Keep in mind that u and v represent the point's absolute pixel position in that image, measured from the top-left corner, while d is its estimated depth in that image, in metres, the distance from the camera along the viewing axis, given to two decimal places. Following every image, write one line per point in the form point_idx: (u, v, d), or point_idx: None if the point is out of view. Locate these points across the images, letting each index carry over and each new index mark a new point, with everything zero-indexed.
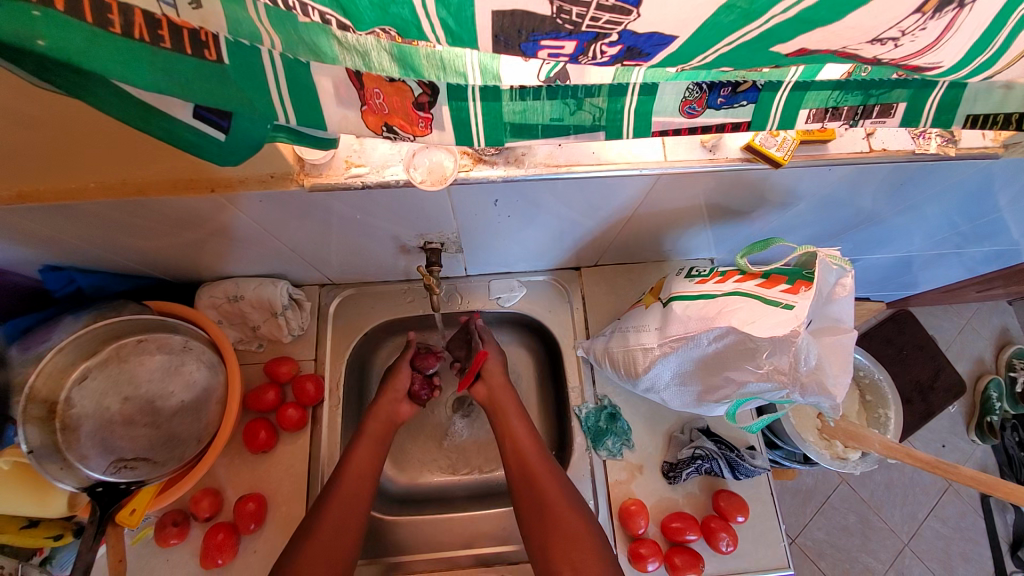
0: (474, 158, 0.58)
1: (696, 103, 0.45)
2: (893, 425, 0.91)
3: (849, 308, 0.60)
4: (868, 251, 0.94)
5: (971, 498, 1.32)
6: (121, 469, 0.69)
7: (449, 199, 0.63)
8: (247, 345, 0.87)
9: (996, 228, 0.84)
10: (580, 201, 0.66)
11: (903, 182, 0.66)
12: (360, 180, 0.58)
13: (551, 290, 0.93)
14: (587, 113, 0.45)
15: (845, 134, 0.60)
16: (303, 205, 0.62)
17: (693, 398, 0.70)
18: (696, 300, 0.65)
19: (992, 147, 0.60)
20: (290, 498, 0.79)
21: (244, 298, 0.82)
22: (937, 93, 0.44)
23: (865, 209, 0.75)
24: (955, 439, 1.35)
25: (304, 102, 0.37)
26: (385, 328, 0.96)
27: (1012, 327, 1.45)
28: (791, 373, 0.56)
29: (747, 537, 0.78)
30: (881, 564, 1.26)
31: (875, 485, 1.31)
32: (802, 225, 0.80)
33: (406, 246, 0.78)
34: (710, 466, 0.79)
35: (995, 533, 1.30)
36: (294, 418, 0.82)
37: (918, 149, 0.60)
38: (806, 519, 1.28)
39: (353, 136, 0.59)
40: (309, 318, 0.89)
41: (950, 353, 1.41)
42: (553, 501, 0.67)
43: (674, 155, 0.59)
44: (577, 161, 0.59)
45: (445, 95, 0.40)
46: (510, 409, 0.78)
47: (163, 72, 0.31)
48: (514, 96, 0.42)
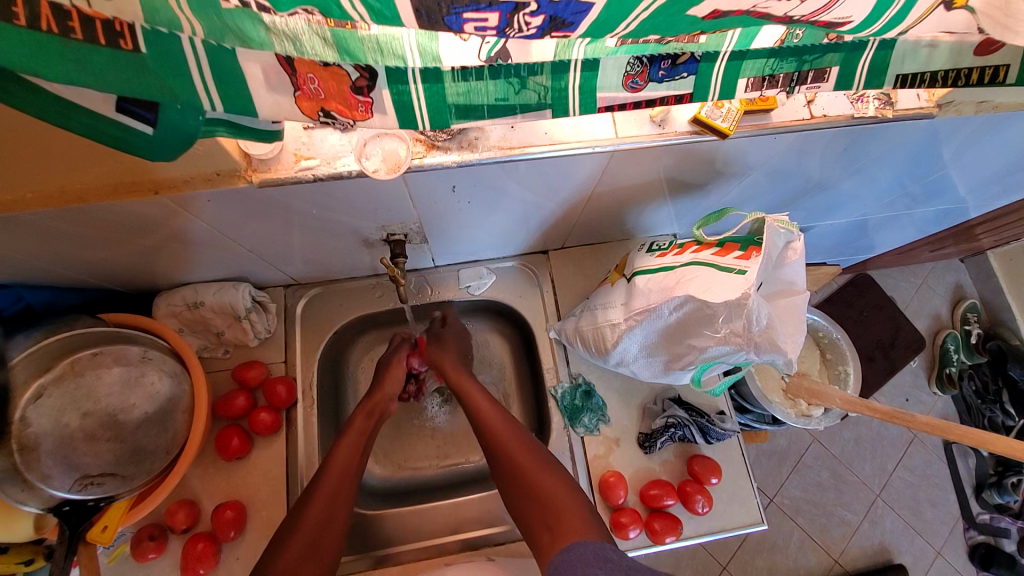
0: (427, 144, 0.57)
1: (638, 77, 0.46)
2: (853, 380, 0.96)
3: (801, 270, 0.62)
4: (824, 217, 0.98)
5: (934, 446, 1.41)
6: (88, 486, 0.68)
7: (406, 188, 0.62)
8: (213, 352, 0.85)
9: (942, 185, 0.88)
10: (540, 183, 0.67)
11: (847, 147, 0.69)
12: (310, 172, 0.56)
13: (520, 275, 0.94)
14: (532, 92, 0.45)
15: (788, 103, 0.62)
16: (258, 204, 0.61)
17: (662, 367, 0.72)
18: (654, 273, 0.67)
19: (927, 107, 0.63)
20: (270, 502, 0.79)
21: (204, 304, 0.79)
22: (867, 55, 0.46)
23: (815, 176, 0.78)
24: (916, 392, 1.43)
25: (232, 89, 0.36)
26: (355, 326, 0.94)
27: (966, 283, 1.52)
28: (745, 334, 0.59)
29: (722, 498, 0.81)
30: (855, 516, 1.33)
31: (844, 442, 1.38)
32: (758, 195, 0.82)
33: (370, 239, 0.77)
34: (683, 434, 0.82)
35: (958, 477, 1.39)
36: (267, 421, 0.80)
37: (858, 113, 0.62)
38: (782, 479, 1.34)
39: (300, 127, 0.57)
40: (276, 320, 0.87)
41: (909, 311, 1.48)
42: (529, 477, 0.68)
43: (625, 131, 0.60)
44: (531, 142, 0.59)
45: (384, 78, 0.40)
46: (478, 398, 0.77)
47: (79, 63, 0.29)
48: (455, 77, 0.42)
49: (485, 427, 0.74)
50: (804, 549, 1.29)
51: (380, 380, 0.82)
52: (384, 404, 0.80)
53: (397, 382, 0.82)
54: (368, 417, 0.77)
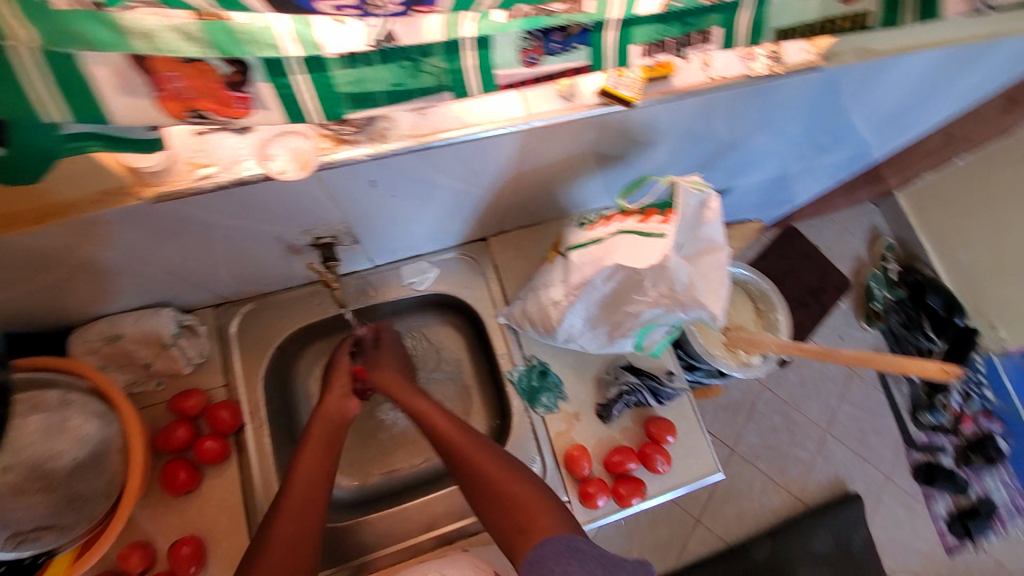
0: (335, 139, 0.55)
1: (533, 51, 0.46)
2: (784, 326, 1.01)
3: (719, 229, 0.65)
4: (742, 175, 1.02)
5: (871, 378, 1.53)
6: (21, 543, 0.62)
7: (322, 187, 0.60)
8: (144, 386, 0.79)
9: (844, 132, 0.95)
10: (462, 169, 0.66)
11: (748, 105, 0.72)
12: (210, 180, 0.53)
13: (462, 265, 0.93)
14: (428, 75, 0.44)
15: (686, 68, 0.64)
16: (163, 222, 0.57)
17: (606, 338, 0.74)
18: (586, 247, 0.68)
19: (813, 59, 0.68)
20: (229, 531, 0.75)
21: (124, 335, 0.74)
22: (744, 14, 0.48)
23: (725, 137, 0.81)
24: (847, 328, 1.53)
25: (80, 97, 0.34)
26: (297, 338, 0.91)
27: (879, 224, 1.65)
28: (671, 295, 0.62)
29: (680, 454, 0.85)
30: (809, 453, 1.43)
31: (791, 386, 1.47)
32: (678, 161, 0.85)
33: (295, 246, 0.74)
34: (637, 398, 0.85)
35: (895, 403, 1.52)
36: (214, 449, 0.76)
37: (750, 71, 0.65)
38: (739, 428, 1.41)
39: (192, 133, 0.54)
40: (210, 343, 0.82)
41: (832, 256, 1.58)
42: (494, 483, 0.68)
43: (536, 108, 0.60)
44: (443, 127, 0.58)
45: (260, 71, 0.38)
46: (431, 410, 0.76)
47: None
48: (343, 64, 0.40)
49: (445, 436, 0.73)
50: (768, 490, 1.38)
51: (329, 382, 0.81)
52: (340, 408, 0.77)
53: (345, 381, 0.81)
54: (326, 425, 0.75)
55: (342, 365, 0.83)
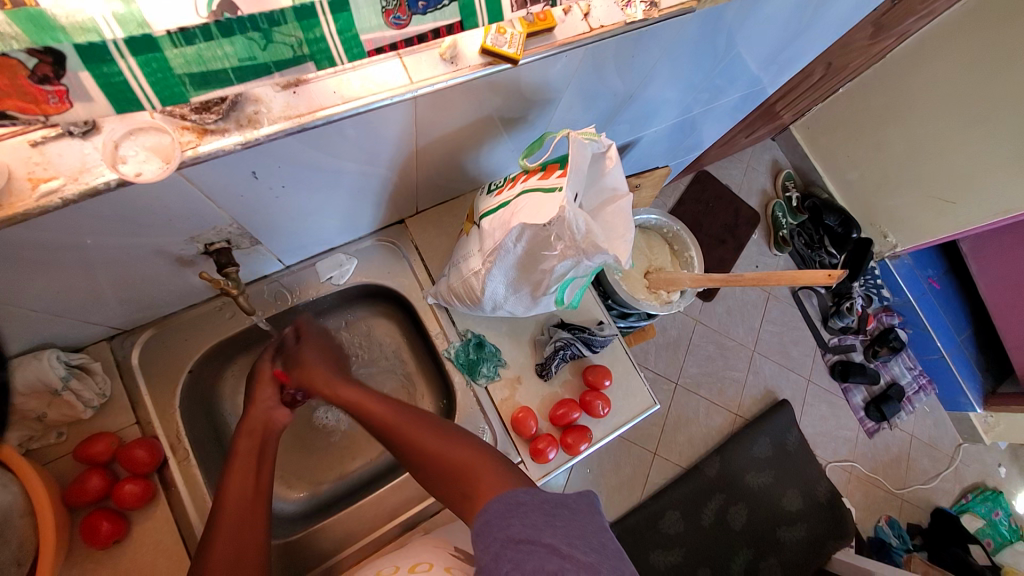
0: (197, 131, 0.50)
1: (399, 11, 0.44)
2: (697, 261, 1.09)
3: (621, 175, 0.68)
4: (646, 124, 1.06)
5: (784, 296, 1.70)
6: None
7: (195, 187, 0.54)
8: (42, 440, 0.71)
9: (731, 73, 1.01)
10: (354, 148, 0.63)
11: (632, 52, 0.74)
12: (58, 196, 0.46)
13: (384, 251, 0.90)
14: (283, 46, 0.41)
15: (567, 20, 0.63)
16: (7, 251, 0.50)
17: (530, 299, 0.75)
18: (496, 212, 0.67)
19: (687, 3, 0.69)
20: (172, 572, 0.70)
21: (5, 391, 0.64)
22: None
23: (620, 89, 0.83)
24: (762, 258, 1.68)
25: None
26: (214, 357, 0.84)
27: (779, 158, 1.81)
28: (574, 243, 0.62)
29: (619, 395, 0.90)
30: (740, 372, 1.58)
31: (719, 315, 1.61)
32: (581, 117, 0.87)
33: (185, 257, 0.67)
34: (572, 352, 0.87)
35: (808, 316, 1.70)
36: (135, 491, 0.69)
37: (629, 18, 0.66)
38: (681, 362, 1.53)
39: (26, 146, 0.47)
40: (109, 380, 0.74)
41: (742, 192, 1.72)
42: (435, 454, 0.65)
43: (419, 74, 0.57)
44: (320, 104, 0.54)
45: (78, 60, 0.34)
46: (364, 398, 0.73)
47: None
48: (178, 41, 0.36)
49: (382, 422, 0.71)
50: (711, 413, 1.51)
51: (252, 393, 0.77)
52: (266, 415, 0.75)
53: (270, 389, 0.77)
54: (254, 434, 0.72)
55: (265, 373, 0.79)
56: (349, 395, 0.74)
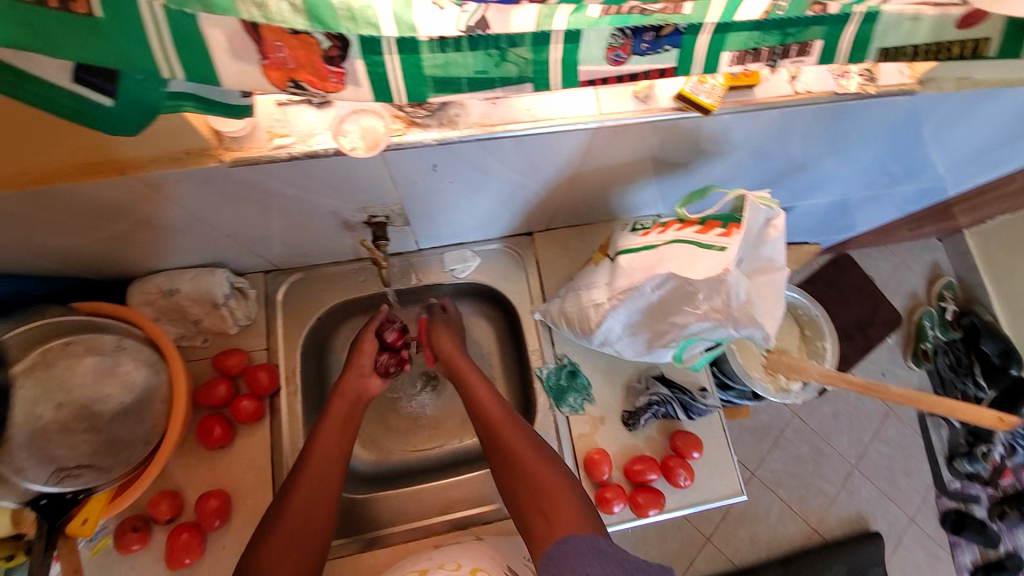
0: (406, 121, 0.56)
1: (621, 49, 0.45)
2: (830, 355, 0.98)
3: (781, 248, 0.64)
4: (806, 196, 0.99)
5: (909, 419, 1.46)
6: (65, 478, 0.65)
7: (385, 167, 0.60)
8: (191, 341, 0.83)
9: (922, 164, 0.90)
10: (523, 162, 0.66)
11: (828, 124, 0.69)
12: (286, 151, 0.54)
13: (506, 257, 0.93)
14: (513, 65, 0.44)
15: (771, 79, 0.62)
16: (231, 185, 0.59)
17: (645, 346, 0.73)
18: (638, 252, 0.66)
19: (909, 82, 0.64)
20: (255, 489, 0.78)
21: (179, 291, 0.77)
22: (851, 29, 0.45)
23: (797, 156, 0.78)
24: (892, 367, 1.47)
25: (193, 55, 0.34)
26: (338, 312, 0.93)
27: (942, 262, 1.56)
28: (724, 310, 0.60)
29: (703, 472, 0.83)
30: (832, 486, 1.38)
31: (823, 416, 1.43)
32: (743, 174, 0.82)
33: (350, 222, 0.75)
34: (666, 410, 0.83)
35: (931, 447, 1.45)
36: (249, 410, 0.79)
37: (840, 89, 0.62)
38: (763, 454, 1.38)
39: (273, 104, 0.55)
40: (257, 307, 0.85)
41: (887, 290, 1.52)
42: (527, 465, 0.67)
43: (608, 107, 0.59)
44: (513, 118, 0.58)
45: (357, 48, 0.38)
46: (477, 383, 0.76)
47: (26, 26, 0.30)
48: (433, 48, 0.40)
49: (485, 412, 0.73)
50: (784, 519, 1.34)
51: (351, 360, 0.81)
52: (355, 385, 0.78)
53: (365, 360, 0.80)
54: (344, 400, 0.76)
55: (367, 345, 0.82)
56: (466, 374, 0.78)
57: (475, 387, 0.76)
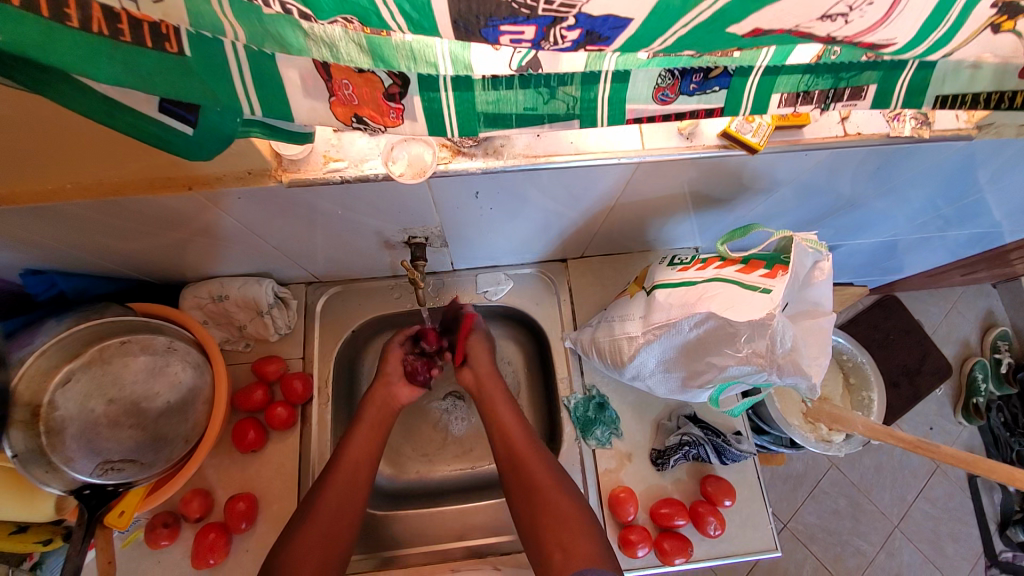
0: (452, 150, 0.58)
1: (669, 89, 0.45)
2: (877, 407, 0.93)
3: (828, 292, 0.61)
4: (851, 236, 0.95)
5: (958, 479, 1.34)
6: (108, 471, 0.68)
7: (429, 192, 0.62)
8: (234, 345, 0.87)
9: (979, 209, 0.85)
10: (563, 193, 0.67)
11: (879, 167, 0.67)
12: (339, 174, 0.57)
13: (538, 282, 0.94)
14: (561, 102, 0.45)
15: (821, 119, 0.61)
16: (285, 203, 0.62)
17: (678, 384, 0.71)
18: (676, 288, 0.66)
19: (965, 129, 0.61)
20: (281, 495, 0.80)
21: (229, 297, 0.81)
22: (906, 75, 0.44)
23: (845, 195, 0.76)
24: (942, 421, 1.38)
25: (268, 91, 0.36)
26: (372, 325, 0.95)
27: (998, 310, 1.46)
28: (768, 355, 0.57)
29: (733, 520, 0.79)
30: (872, 546, 1.28)
31: (865, 469, 1.33)
32: (785, 212, 0.81)
33: (390, 241, 0.78)
34: (697, 452, 0.80)
35: (983, 512, 1.32)
36: (282, 416, 0.81)
37: (893, 131, 0.60)
38: (797, 504, 1.29)
39: (330, 130, 0.59)
40: (296, 316, 0.89)
41: (937, 337, 1.43)
42: (546, 491, 0.67)
43: (652, 142, 0.60)
44: (556, 151, 0.59)
45: (416, 85, 0.40)
46: (501, 404, 0.77)
47: (124, 64, 0.30)
48: (486, 86, 0.42)
49: (507, 431, 0.74)
50: None
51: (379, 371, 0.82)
52: (388, 391, 0.79)
53: (397, 367, 0.82)
54: (379, 407, 0.78)
55: (394, 353, 0.83)
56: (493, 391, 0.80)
57: (499, 407, 0.77)
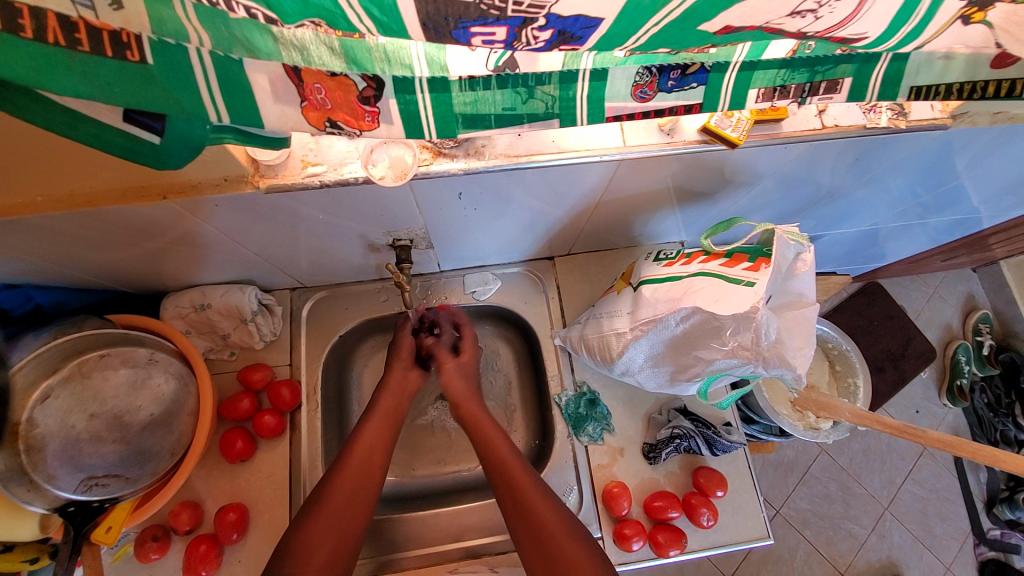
0: (434, 151, 0.57)
1: (647, 86, 0.45)
2: (863, 393, 0.94)
3: (811, 283, 0.62)
4: (834, 226, 0.96)
5: (945, 460, 1.38)
6: (93, 487, 0.67)
7: (413, 194, 0.62)
8: (218, 354, 0.85)
9: (956, 196, 0.87)
10: (547, 191, 0.67)
11: (859, 157, 0.68)
12: (318, 179, 0.56)
13: (527, 281, 0.93)
14: (539, 101, 0.44)
15: (799, 113, 0.61)
16: (265, 210, 0.61)
17: (667, 378, 0.71)
18: (662, 283, 0.66)
19: (941, 118, 0.62)
20: (273, 504, 0.79)
21: (211, 306, 0.80)
22: (881, 67, 0.45)
23: (826, 186, 0.77)
24: (927, 403, 1.41)
25: (238, 98, 0.36)
26: (360, 329, 0.94)
27: (977, 293, 1.50)
28: (754, 348, 0.58)
29: (726, 511, 0.80)
30: (863, 529, 1.31)
31: (854, 453, 1.36)
32: (767, 204, 0.81)
33: (375, 244, 0.77)
34: (688, 444, 0.81)
35: (968, 491, 1.36)
36: (271, 424, 0.80)
37: (870, 123, 0.61)
38: (789, 490, 1.32)
39: (308, 134, 0.58)
40: (281, 323, 0.87)
41: (920, 322, 1.46)
42: (555, 539, 0.64)
43: (634, 139, 0.60)
44: (539, 150, 0.59)
45: (391, 88, 0.39)
46: (496, 436, 0.74)
47: (84, 76, 0.29)
48: (463, 87, 0.41)
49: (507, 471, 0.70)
50: (810, 561, 1.27)
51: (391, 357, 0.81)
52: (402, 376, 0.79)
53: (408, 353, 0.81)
54: (395, 391, 0.77)
55: (405, 339, 0.83)
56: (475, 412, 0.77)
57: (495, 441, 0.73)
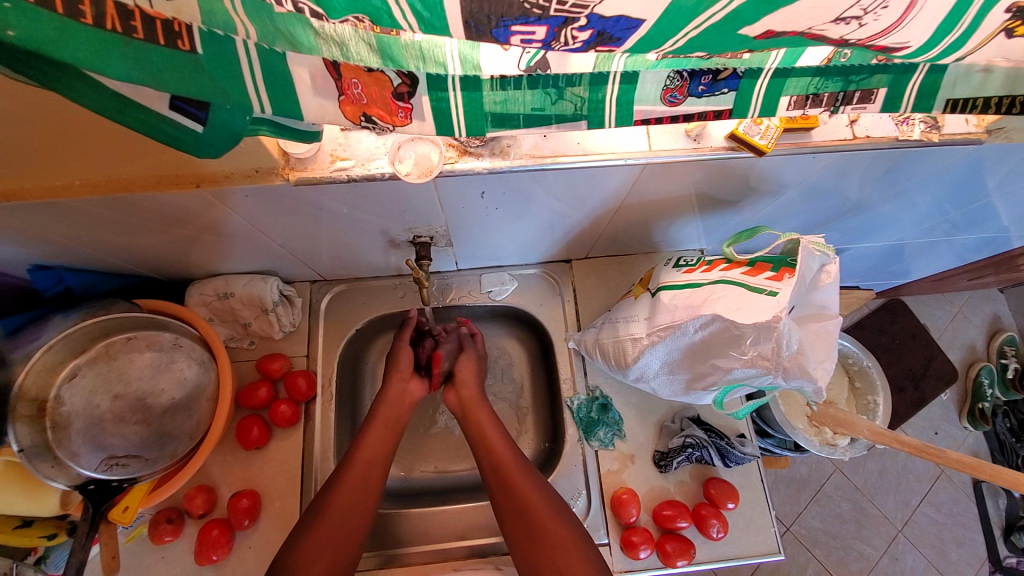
0: (459, 150, 0.58)
1: (677, 91, 0.45)
2: (882, 411, 0.92)
3: (835, 295, 0.61)
4: (858, 239, 0.95)
5: (963, 484, 1.34)
6: (113, 467, 0.69)
7: (435, 192, 0.63)
8: (238, 342, 0.87)
9: (986, 213, 0.84)
10: (568, 193, 0.67)
11: (888, 170, 0.67)
12: (345, 173, 0.58)
13: (542, 283, 0.93)
14: (568, 103, 0.45)
15: (829, 122, 0.60)
16: (291, 202, 0.62)
17: (682, 386, 0.71)
18: (681, 289, 0.66)
19: (976, 132, 0.61)
20: (284, 493, 0.80)
21: (234, 295, 0.81)
22: (917, 78, 0.44)
23: (852, 198, 0.75)
24: (947, 425, 1.37)
25: (280, 92, 0.37)
26: (376, 324, 0.95)
27: (1004, 315, 1.45)
28: (774, 358, 0.57)
29: (736, 523, 0.79)
30: (875, 551, 1.27)
31: (869, 473, 1.32)
32: (790, 215, 0.80)
33: (395, 240, 0.78)
34: (700, 454, 0.80)
35: (987, 518, 1.32)
36: (286, 414, 0.82)
37: (902, 135, 0.60)
38: (800, 507, 1.29)
39: (337, 129, 0.59)
40: (301, 315, 0.89)
41: (943, 341, 1.42)
42: (557, 551, 0.63)
43: (659, 144, 0.60)
44: (563, 152, 0.59)
45: (424, 85, 0.40)
46: (495, 437, 0.74)
47: (137, 62, 0.31)
48: (494, 86, 0.42)
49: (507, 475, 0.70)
50: None
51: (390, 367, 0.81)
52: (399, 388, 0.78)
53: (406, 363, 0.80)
54: (394, 403, 0.77)
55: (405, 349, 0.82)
56: (477, 412, 0.78)
57: (494, 444, 0.73)
